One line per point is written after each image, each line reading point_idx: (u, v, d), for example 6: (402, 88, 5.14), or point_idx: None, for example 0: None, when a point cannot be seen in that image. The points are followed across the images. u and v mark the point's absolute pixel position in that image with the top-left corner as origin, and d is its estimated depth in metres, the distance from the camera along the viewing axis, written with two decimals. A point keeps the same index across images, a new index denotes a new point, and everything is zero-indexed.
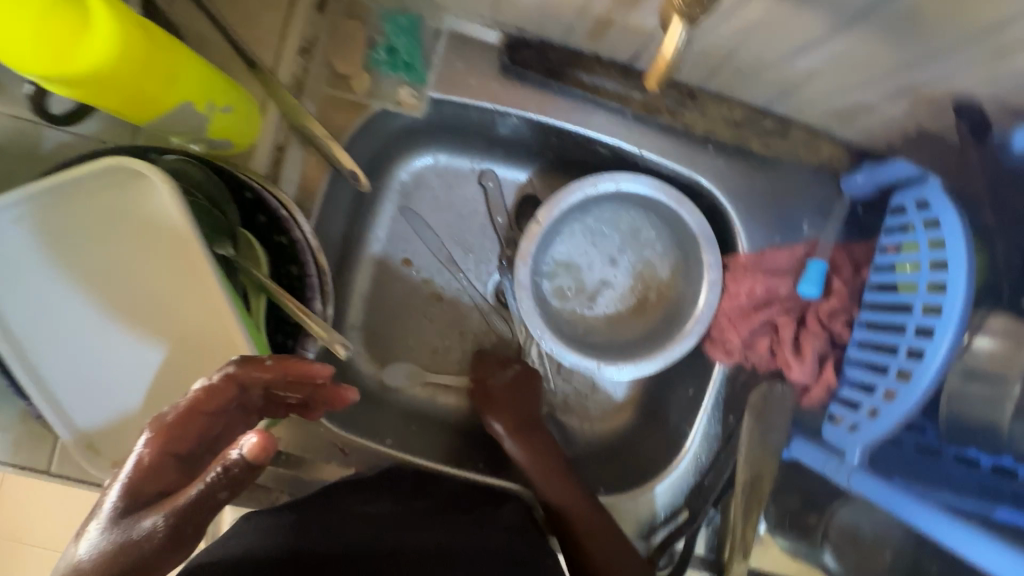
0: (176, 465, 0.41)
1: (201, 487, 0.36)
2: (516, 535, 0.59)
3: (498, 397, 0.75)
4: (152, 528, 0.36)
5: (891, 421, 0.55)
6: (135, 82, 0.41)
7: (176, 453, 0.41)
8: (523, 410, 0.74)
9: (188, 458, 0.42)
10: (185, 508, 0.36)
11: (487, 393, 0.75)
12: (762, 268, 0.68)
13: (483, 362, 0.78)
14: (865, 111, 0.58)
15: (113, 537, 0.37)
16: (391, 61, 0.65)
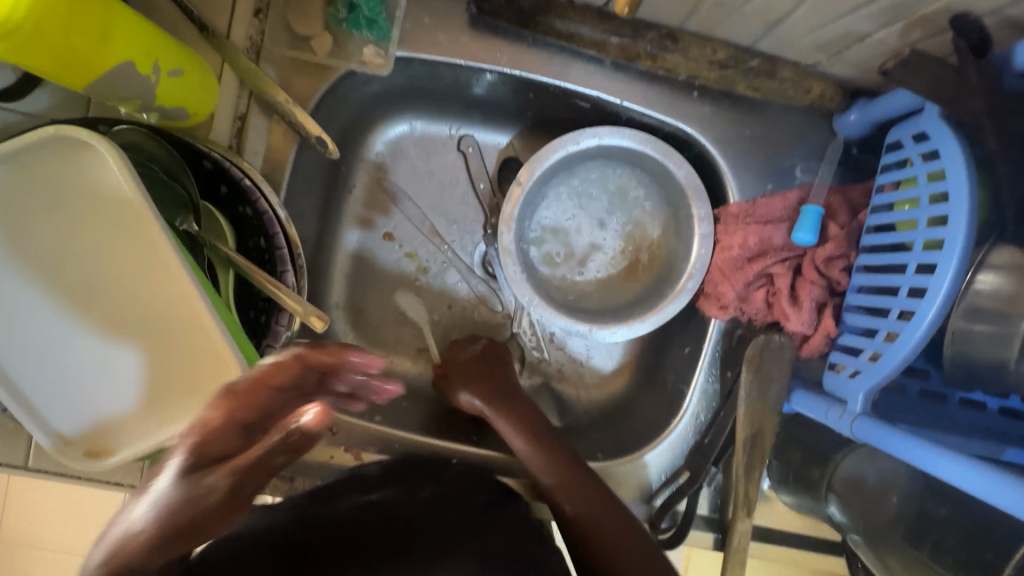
0: (242, 431, 0.41)
1: (265, 450, 0.41)
2: (527, 534, 0.55)
3: (469, 377, 0.69)
4: (212, 487, 0.38)
5: (893, 364, 0.52)
6: (63, 38, 0.38)
7: (242, 421, 0.41)
8: (499, 385, 0.69)
9: (252, 426, 0.42)
10: (248, 469, 0.40)
11: (453, 375, 0.70)
12: (753, 217, 0.66)
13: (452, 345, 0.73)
14: (855, 41, 0.54)
15: (176, 492, 0.37)
16: (353, 18, 0.60)
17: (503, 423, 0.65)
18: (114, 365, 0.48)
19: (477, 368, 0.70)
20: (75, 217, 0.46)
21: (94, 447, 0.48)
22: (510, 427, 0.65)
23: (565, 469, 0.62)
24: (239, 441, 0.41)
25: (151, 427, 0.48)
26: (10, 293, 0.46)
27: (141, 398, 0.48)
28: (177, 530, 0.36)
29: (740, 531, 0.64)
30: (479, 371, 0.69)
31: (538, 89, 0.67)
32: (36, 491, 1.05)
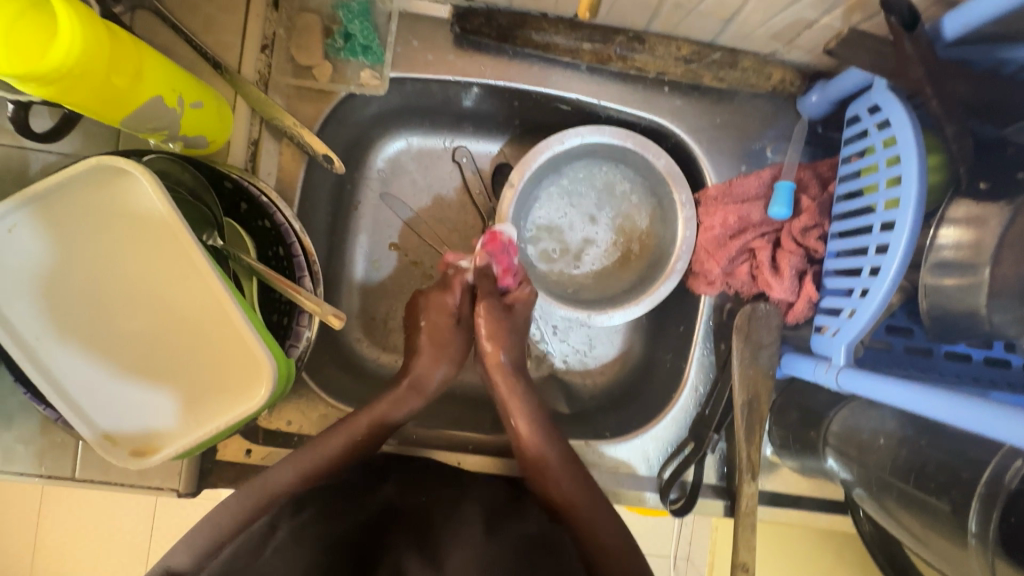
0: (453, 320, 0.76)
1: (460, 322, 0.77)
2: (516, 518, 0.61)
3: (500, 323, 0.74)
4: (444, 343, 0.76)
5: (868, 316, 0.56)
6: (104, 79, 0.43)
7: (452, 316, 0.76)
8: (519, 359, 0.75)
9: (456, 319, 0.77)
10: (449, 331, 0.76)
11: (506, 305, 0.76)
12: (731, 197, 0.71)
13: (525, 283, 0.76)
14: (806, 27, 0.60)
15: (434, 349, 0.75)
16: (349, 47, 0.67)
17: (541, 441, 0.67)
18: (151, 371, 0.53)
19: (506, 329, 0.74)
20: (114, 236, 0.51)
21: (139, 446, 0.53)
22: (523, 403, 0.70)
23: (563, 470, 0.66)
24: (429, 349, 0.75)
25: (190, 425, 0.53)
26: (59, 309, 0.51)
27: (181, 399, 0.53)
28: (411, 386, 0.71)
29: (748, 494, 0.67)
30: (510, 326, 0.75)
31: (521, 97, 0.72)
32: (69, 527, 1.10)
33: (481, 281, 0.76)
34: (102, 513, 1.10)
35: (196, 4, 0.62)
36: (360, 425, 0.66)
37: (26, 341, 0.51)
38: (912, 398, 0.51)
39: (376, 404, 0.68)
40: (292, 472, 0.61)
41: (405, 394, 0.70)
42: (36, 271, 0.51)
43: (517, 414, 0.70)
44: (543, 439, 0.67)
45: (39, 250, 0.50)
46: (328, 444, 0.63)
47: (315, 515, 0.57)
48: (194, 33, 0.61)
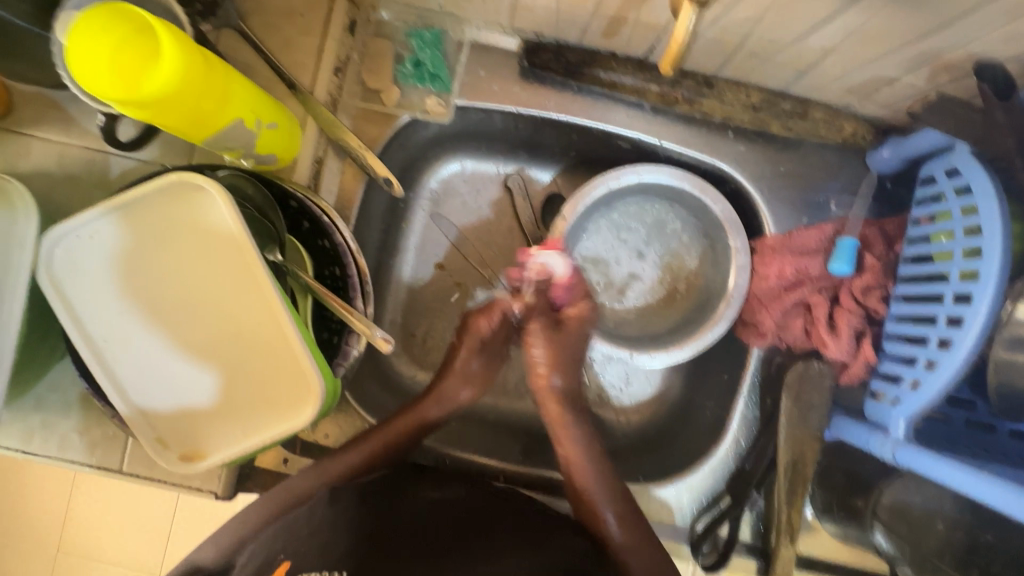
0: (482, 344, 0.75)
1: (488, 349, 0.76)
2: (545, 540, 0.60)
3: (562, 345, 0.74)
4: (470, 366, 0.74)
5: (934, 391, 0.54)
6: (195, 102, 0.45)
7: (482, 338, 0.75)
8: (573, 403, 0.73)
9: (486, 343, 0.75)
10: (477, 353, 0.74)
11: (560, 323, 0.74)
12: (789, 248, 0.69)
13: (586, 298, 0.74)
14: (885, 84, 0.58)
15: (464, 369, 0.74)
16: (418, 73, 0.68)
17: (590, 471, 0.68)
18: (206, 377, 0.54)
19: (562, 373, 0.73)
20: (186, 246, 0.53)
21: (187, 451, 0.54)
22: (582, 456, 0.69)
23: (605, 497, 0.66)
24: (458, 368, 0.74)
25: (237, 436, 0.54)
26: (127, 311, 0.53)
27: (231, 411, 0.54)
28: (439, 402, 0.72)
29: (786, 557, 0.66)
30: (564, 368, 0.73)
31: (581, 132, 0.72)
32: (101, 506, 1.19)
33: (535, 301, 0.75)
34: (133, 496, 1.18)
35: (277, 25, 0.64)
36: (384, 433, 0.67)
37: (95, 341, 0.52)
38: (974, 482, 0.49)
39: (401, 414, 0.69)
40: (316, 477, 0.64)
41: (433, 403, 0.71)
42: (111, 273, 0.53)
43: (573, 456, 0.69)
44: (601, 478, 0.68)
45: (118, 258, 0.53)
46: (355, 454, 0.65)
47: (352, 501, 0.59)
48: (273, 54, 0.64)
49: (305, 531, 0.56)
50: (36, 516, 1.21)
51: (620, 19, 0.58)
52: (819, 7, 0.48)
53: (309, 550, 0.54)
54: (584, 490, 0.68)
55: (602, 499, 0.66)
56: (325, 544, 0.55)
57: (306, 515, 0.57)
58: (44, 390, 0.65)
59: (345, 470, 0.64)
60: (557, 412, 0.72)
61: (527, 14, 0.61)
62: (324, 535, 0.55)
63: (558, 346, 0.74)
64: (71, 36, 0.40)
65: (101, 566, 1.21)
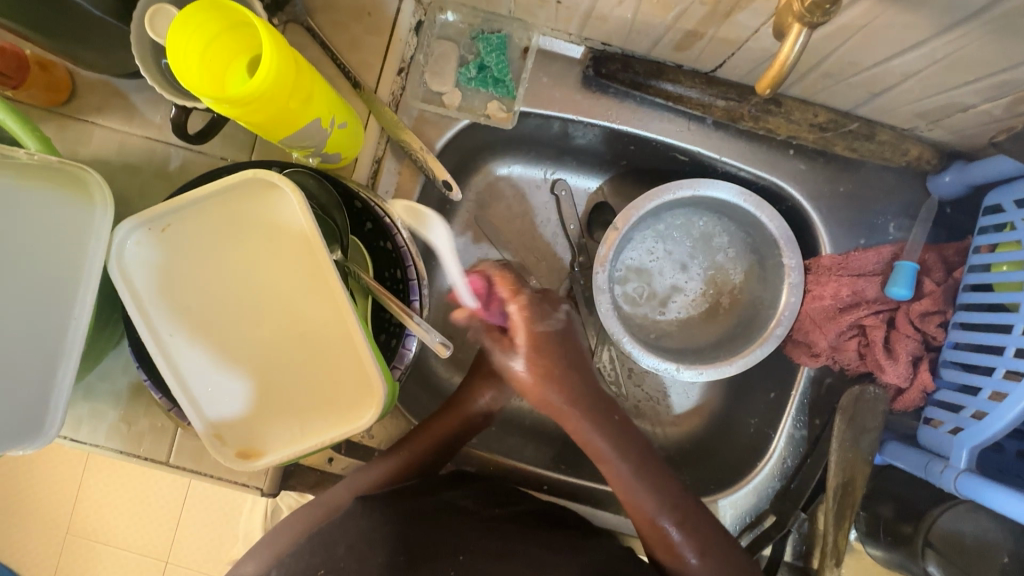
0: None
1: None
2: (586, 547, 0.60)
3: (545, 337, 0.65)
4: (486, 370, 0.70)
5: (1003, 421, 0.53)
6: (285, 102, 0.45)
7: None
8: (595, 407, 0.65)
9: None
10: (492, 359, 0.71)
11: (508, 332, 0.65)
12: (847, 270, 0.68)
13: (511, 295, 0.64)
14: (962, 110, 0.57)
15: (483, 372, 0.71)
16: (481, 77, 0.67)
17: (638, 487, 0.63)
18: (267, 374, 0.54)
19: (574, 386, 0.64)
20: (255, 244, 0.52)
21: (245, 449, 0.54)
22: (619, 467, 0.63)
23: (657, 510, 0.62)
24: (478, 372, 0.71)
25: (295, 436, 0.54)
26: (193, 306, 0.53)
27: (288, 411, 0.54)
28: (457, 407, 0.69)
29: None
30: (580, 376, 0.65)
31: (638, 142, 0.72)
32: (113, 490, 1.20)
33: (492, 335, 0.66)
34: (150, 480, 1.19)
35: (344, 23, 0.64)
36: (410, 444, 0.67)
37: (160, 334, 0.52)
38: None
39: (431, 419, 0.68)
40: (350, 487, 0.64)
41: (467, 399, 0.69)
42: (179, 266, 0.52)
43: (616, 480, 0.64)
44: (660, 493, 0.63)
45: (189, 253, 0.52)
46: (382, 464, 0.66)
47: (389, 514, 0.57)
48: (339, 52, 0.63)
49: (343, 547, 0.53)
50: (47, 498, 1.21)
51: (696, 33, 0.57)
52: (911, 31, 0.48)
53: (350, 564, 0.51)
54: (635, 507, 0.63)
55: (654, 513, 0.62)
56: (365, 557, 0.52)
57: (340, 527, 0.55)
58: (94, 379, 0.64)
59: (379, 476, 0.65)
60: (572, 419, 0.64)
61: (600, 23, 0.61)
62: (364, 548, 0.53)
63: (536, 342, 0.64)
64: (175, 27, 0.39)
65: (110, 549, 1.22)
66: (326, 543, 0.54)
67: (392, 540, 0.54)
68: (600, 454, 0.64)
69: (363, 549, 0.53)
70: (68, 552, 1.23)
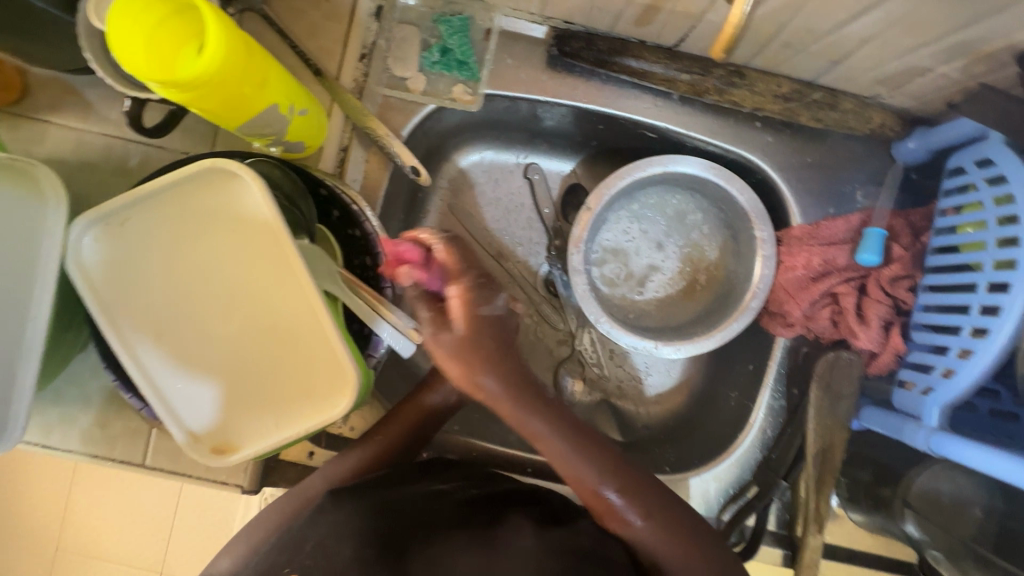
0: None
1: None
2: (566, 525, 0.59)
3: (485, 322, 0.55)
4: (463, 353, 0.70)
5: (971, 378, 0.54)
6: (237, 86, 0.43)
7: None
8: (522, 394, 0.58)
9: None
10: None
11: (442, 315, 0.55)
12: (817, 239, 0.69)
13: (455, 276, 0.55)
14: (920, 74, 0.58)
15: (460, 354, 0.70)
16: (445, 61, 0.67)
17: (574, 458, 0.59)
18: (236, 368, 0.53)
19: (510, 366, 0.57)
20: (219, 235, 0.51)
21: (219, 445, 0.53)
22: (557, 445, 0.59)
23: (594, 470, 0.59)
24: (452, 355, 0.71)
25: (270, 429, 0.53)
26: (157, 302, 0.52)
27: (263, 404, 0.53)
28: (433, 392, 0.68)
29: (813, 546, 0.66)
30: (511, 358, 0.58)
31: (607, 121, 0.72)
32: (100, 504, 1.18)
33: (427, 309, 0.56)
34: (139, 492, 1.18)
35: (303, 10, 0.63)
36: (388, 430, 0.66)
37: (124, 332, 0.51)
38: (1009, 468, 0.49)
39: (405, 403, 0.67)
40: (327, 478, 0.63)
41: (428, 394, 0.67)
42: (140, 261, 0.51)
43: (553, 457, 0.59)
44: (592, 457, 0.59)
45: (153, 248, 0.51)
46: (358, 452, 0.65)
47: (364, 504, 0.56)
48: (299, 40, 0.62)
49: (311, 543, 0.52)
50: (33, 515, 1.19)
51: (655, 7, 0.57)
52: None
53: (317, 562, 0.50)
54: (575, 481, 0.59)
55: (594, 482, 0.58)
56: (332, 552, 0.50)
57: (309, 525, 0.54)
58: (63, 384, 0.63)
59: (357, 464, 0.64)
60: (505, 405, 0.57)
61: (561, 2, 0.60)
62: (331, 544, 0.51)
63: (475, 331, 0.55)
64: (114, 12, 0.38)
65: (99, 563, 1.19)
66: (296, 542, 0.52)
67: (362, 532, 0.52)
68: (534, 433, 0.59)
69: (331, 543, 0.51)
70: (57, 570, 1.21)
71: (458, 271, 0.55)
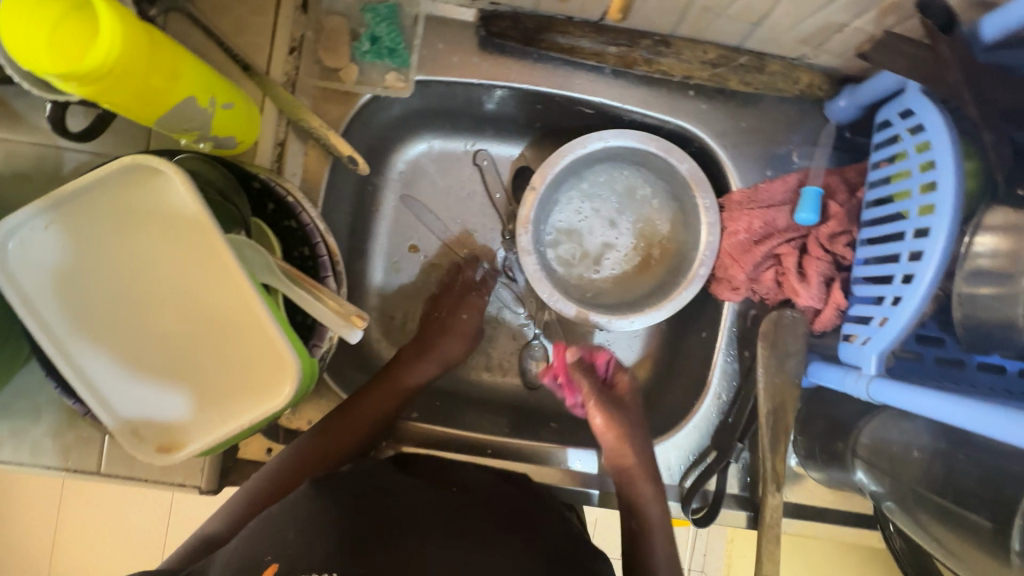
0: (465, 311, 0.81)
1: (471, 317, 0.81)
2: (547, 531, 0.60)
3: (621, 416, 0.73)
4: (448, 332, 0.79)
5: (901, 323, 0.55)
6: (144, 77, 0.44)
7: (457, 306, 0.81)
8: (640, 442, 0.71)
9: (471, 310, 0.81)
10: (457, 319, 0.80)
11: (614, 395, 0.75)
12: (756, 202, 0.70)
13: (622, 367, 0.78)
14: (836, 30, 0.59)
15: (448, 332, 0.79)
16: (376, 49, 0.67)
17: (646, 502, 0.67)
18: (175, 364, 0.53)
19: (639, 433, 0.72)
20: (148, 233, 0.51)
21: (164, 443, 0.53)
22: (643, 479, 0.68)
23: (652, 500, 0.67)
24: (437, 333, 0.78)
25: (214, 424, 0.53)
26: (90, 304, 0.52)
27: (206, 399, 0.53)
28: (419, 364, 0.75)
29: (772, 505, 0.66)
30: (634, 434, 0.71)
31: (545, 101, 0.72)
32: (88, 529, 1.17)
33: (601, 393, 0.75)
34: (123, 516, 1.16)
35: (228, 6, 0.63)
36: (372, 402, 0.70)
37: (58, 336, 0.51)
38: (940, 409, 0.49)
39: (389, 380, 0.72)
40: (307, 451, 0.64)
41: (405, 372, 0.74)
42: (69, 265, 0.51)
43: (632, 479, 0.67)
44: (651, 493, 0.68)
45: (82, 251, 0.51)
46: (340, 424, 0.67)
47: (345, 498, 0.55)
48: (225, 36, 0.62)
49: (292, 532, 0.51)
50: (24, 545, 1.19)
51: None
52: None
53: (295, 551, 0.49)
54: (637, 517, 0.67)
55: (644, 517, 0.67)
56: (313, 544, 0.50)
57: (288, 513, 0.53)
58: (11, 396, 0.63)
59: (337, 436, 0.66)
60: (630, 457, 0.69)
61: None
62: (310, 537, 0.50)
63: (614, 418, 0.72)
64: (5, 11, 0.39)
65: None
66: (275, 532, 0.51)
67: (347, 529, 0.51)
68: (624, 467, 0.68)
69: (312, 536, 0.50)
70: None
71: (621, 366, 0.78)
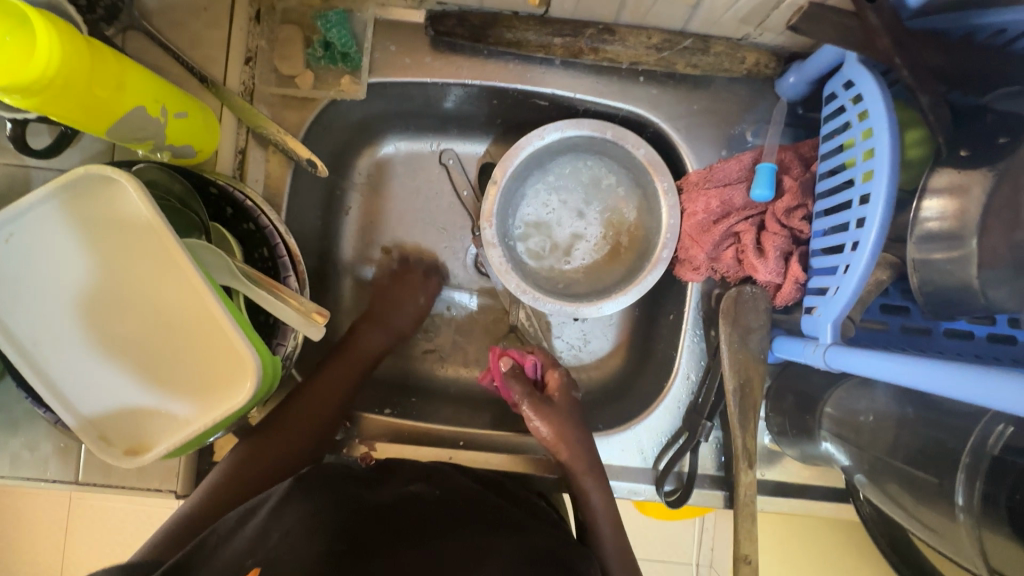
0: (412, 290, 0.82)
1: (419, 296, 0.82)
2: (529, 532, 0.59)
3: (557, 415, 0.72)
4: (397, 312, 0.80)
5: (851, 290, 0.55)
6: (88, 88, 0.46)
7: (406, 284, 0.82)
8: (583, 428, 0.71)
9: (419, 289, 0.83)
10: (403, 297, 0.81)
11: (546, 397, 0.74)
12: (712, 181, 0.70)
13: (553, 366, 0.78)
14: (772, 7, 0.60)
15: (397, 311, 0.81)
16: (329, 54, 0.69)
17: (591, 491, 0.67)
18: (140, 368, 0.54)
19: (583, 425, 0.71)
20: (107, 240, 0.53)
21: (132, 446, 0.54)
22: (580, 458, 0.68)
23: (595, 483, 0.68)
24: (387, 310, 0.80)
25: (179, 424, 0.54)
26: (54, 313, 0.53)
27: (170, 400, 0.54)
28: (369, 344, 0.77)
29: (745, 483, 0.66)
30: (576, 427, 0.71)
31: (500, 95, 0.74)
32: (94, 553, 1.18)
33: (535, 398, 0.73)
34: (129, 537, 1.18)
35: (184, 21, 0.65)
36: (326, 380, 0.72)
37: (25, 346, 0.52)
38: (876, 366, 0.49)
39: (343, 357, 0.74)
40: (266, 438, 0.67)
41: (359, 348, 0.76)
42: (30, 275, 0.53)
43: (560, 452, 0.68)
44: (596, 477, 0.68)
45: (45, 262, 0.53)
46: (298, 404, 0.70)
47: (326, 503, 0.56)
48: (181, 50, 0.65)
49: (277, 535, 0.51)
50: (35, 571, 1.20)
51: None
52: None
53: (279, 550, 0.50)
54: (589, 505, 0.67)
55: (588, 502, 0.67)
56: (299, 545, 0.50)
57: (272, 519, 0.54)
58: None
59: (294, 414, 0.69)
60: (566, 444, 0.69)
61: None
62: (296, 538, 0.51)
63: (551, 416, 0.71)
64: None
65: None
66: (258, 537, 0.51)
67: (333, 530, 0.52)
68: (562, 452, 0.69)
69: (298, 537, 0.51)
70: None
71: (552, 361, 0.79)
